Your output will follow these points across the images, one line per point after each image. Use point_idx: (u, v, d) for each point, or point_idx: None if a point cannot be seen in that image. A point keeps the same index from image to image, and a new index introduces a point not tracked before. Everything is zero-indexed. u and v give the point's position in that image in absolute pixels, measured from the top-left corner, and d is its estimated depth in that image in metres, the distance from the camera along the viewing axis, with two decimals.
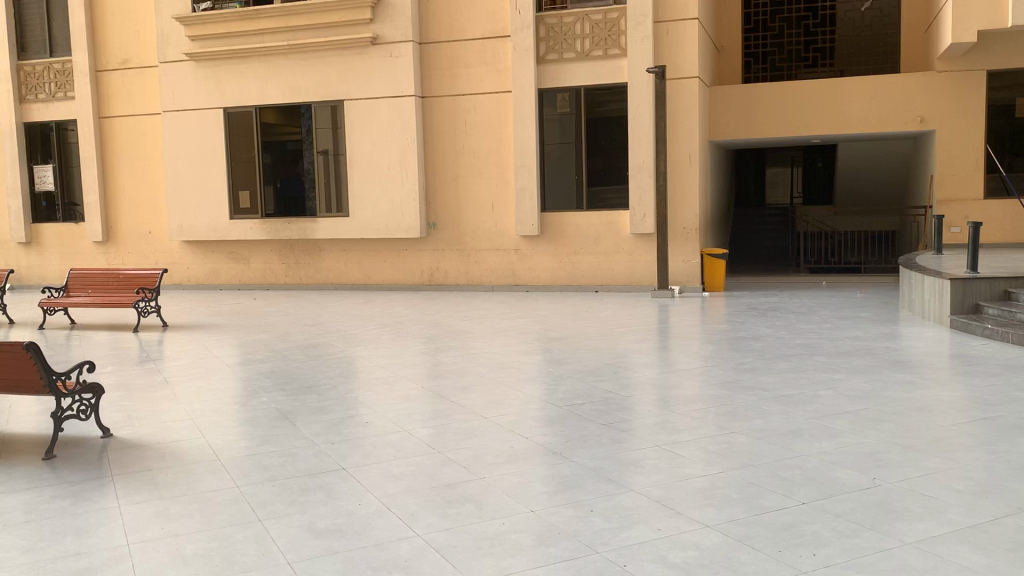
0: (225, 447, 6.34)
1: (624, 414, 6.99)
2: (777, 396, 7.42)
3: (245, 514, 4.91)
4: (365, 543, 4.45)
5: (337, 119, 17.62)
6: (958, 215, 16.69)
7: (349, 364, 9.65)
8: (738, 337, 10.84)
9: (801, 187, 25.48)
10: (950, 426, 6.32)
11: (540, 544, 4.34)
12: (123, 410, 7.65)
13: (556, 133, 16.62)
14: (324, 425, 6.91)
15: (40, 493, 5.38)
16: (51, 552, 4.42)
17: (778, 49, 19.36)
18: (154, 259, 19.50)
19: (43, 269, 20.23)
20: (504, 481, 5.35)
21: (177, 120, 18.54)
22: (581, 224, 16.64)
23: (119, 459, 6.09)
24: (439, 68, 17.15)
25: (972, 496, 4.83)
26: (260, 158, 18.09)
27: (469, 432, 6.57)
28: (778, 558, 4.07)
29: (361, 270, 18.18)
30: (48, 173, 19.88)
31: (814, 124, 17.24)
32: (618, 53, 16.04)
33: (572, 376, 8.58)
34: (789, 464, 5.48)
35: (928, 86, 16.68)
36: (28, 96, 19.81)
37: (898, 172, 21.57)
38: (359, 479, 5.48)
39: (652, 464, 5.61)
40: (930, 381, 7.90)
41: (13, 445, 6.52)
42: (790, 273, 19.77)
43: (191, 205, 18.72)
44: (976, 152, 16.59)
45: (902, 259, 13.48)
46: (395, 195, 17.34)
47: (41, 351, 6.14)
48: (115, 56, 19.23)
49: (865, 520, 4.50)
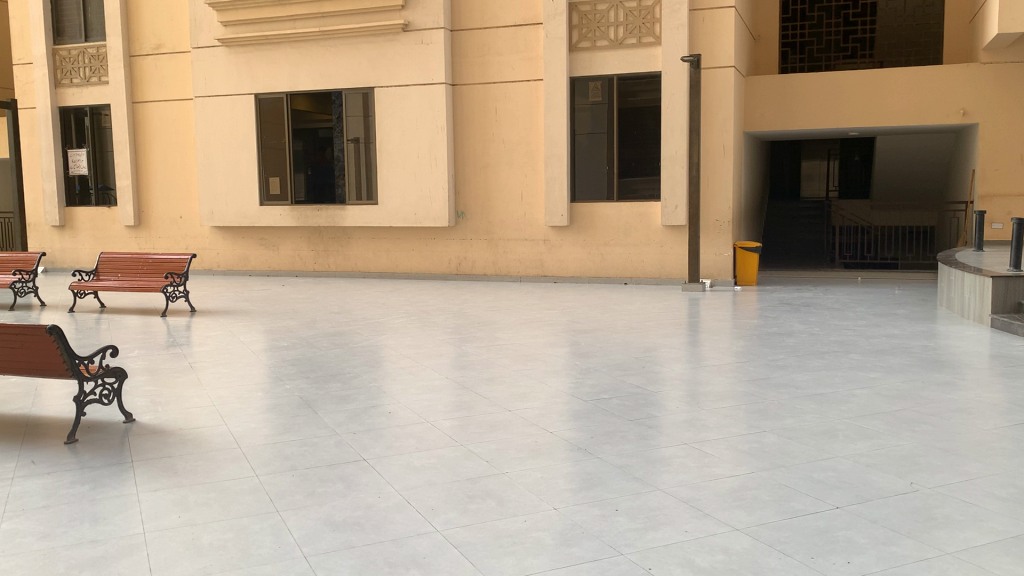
0: (246, 435, 6.28)
1: (652, 410, 6.83)
2: (810, 395, 7.22)
3: (263, 505, 4.83)
4: (383, 537, 4.34)
5: (368, 107, 17.52)
6: (1001, 211, 16.40)
7: (375, 353, 9.59)
8: (770, 332, 10.61)
9: (838, 181, 25.10)
10: (990, 430, 6.08)
11: (562, 543, 4.21)
12: (148, 394, 7.65)
13: (587, 123, 16.39)
14: (348, 415, 6.83)
15: (60, 477, 5.35)
16: (68, 539, 4.37)
17: (816, 39, 19.02)
18: (184, 245, 19.61)
19: (76, 253, 20.44)
20: (527, 476, 5.23)
21: (209, 106, 18.59)
22: (611, 216, 16.44)
23: (139, 445, 6.05)
24: (470, 56, 17.02)
25: (1015, 504, 4.62)
26: (291, 145, 18.10)
27: (493, 425, 6.44)
28: (810, 565, 3.91)
29: (389, 258, 18.13)
30: (81, 157, 20.06)
31: (852, 116, 16.84)
32: (652, 41, 15.77)
33: (599, 370, 8.42)
34: (823, 466, 5.30)
35: (973, 78, 16.22)
36: (63, 80, 19.97)
37: (939, 165, 21.08)
38: (380, 471, 5.39)
39: (680, 463, 5.44)
40: (972, 382, 7.64)
41: (38, 428, 6.52)
42: (825, 267, 19.43)
43: (221, 191, 18.78)
44: (1021, 147, 16.12)
45: (942, 255, 13.10)
46: (425, 183, 17.24)
47: (64, 334, 6.12)
48: (148, 41, 19.34)
49: (903, 527, 4.32)
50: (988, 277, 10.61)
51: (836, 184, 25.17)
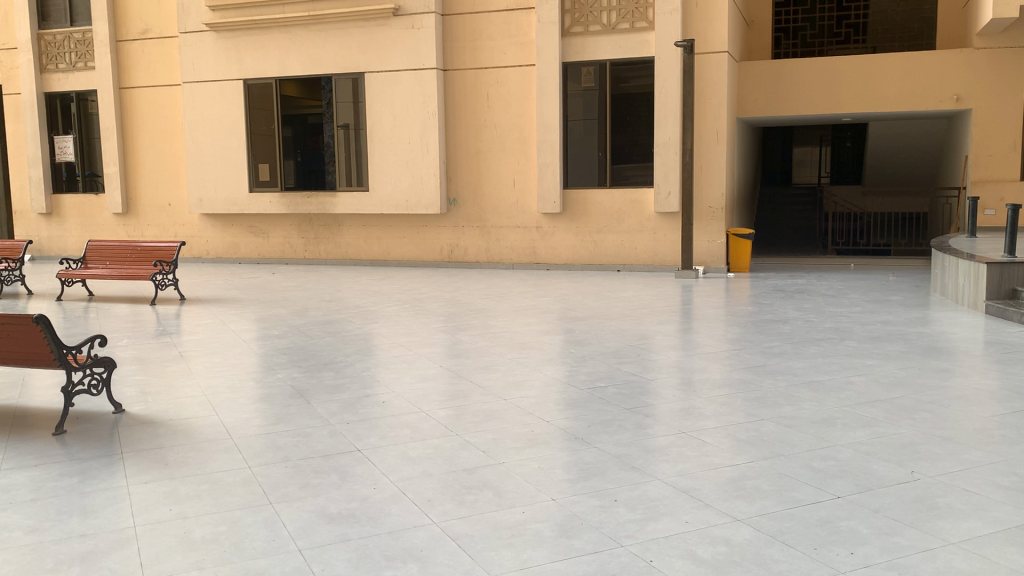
0: (238, 426, 6.18)
1: (648, 398, 6.77)
2: (806, 382, 7.18)
3: (256, 498, 4.75)
4: (379, 530, 4.27)
5: (358, 92, 17.35)
6: (994, 197, 16.37)
7: (367, 341, 9.50)
8: (765, 319, 10.56)
9: (830, 167, 25.12)
10: (988, 418, 6.04)
11: (562, 535, 4.14)
12: (138, 384, 7.55)
13: (580, 109, 16.26)
14: (341, 404, 6.75)
15: (49, 470, 5.25)
16: (56, 534, 4.28)
17: (809, 24, 18.89)
18: (173, 232, 19.42)
19: (63, 240, 20.22)
20: (524, 467, 5.16)
21: (198, 92, 18.39)
22: (604, 203, 16.35)
23: (129, 437, 5.95)
24: (461, 41, 16.85)
25: (1018, 493, 4.58)
26: (280, 132, 17.93)
27: (489, 414, 6.37)
28: (813, 557, 3.85)
29: (380, 245, 18.01)
30: (68, 144, 19.81)
31: (847, 100, 16.72)
32: (645, 26, 15.65)
33: (594, 358, 8.36)
34: (823, 455, 5.24)
35: (966, 64, 16.16)
36: (48, 66, 19.69)
37: (931, 152, 21.04)
38: (375, 462, 5.31)
39: (678, 452, 5.38)
40: (968, 368, 7.61)
41: (27, 419, 6.41)
42: (818, 254, 19.44)
43: (210, 178, 18.59)
44: (1014, 132, 16.10)
45: (936, 241, 13.07)
46: (416, 169, 17.09)
47: (51, 324, 6.00)
48: (135, 25, 19.10)
49: (905, 517, 4.27)
50: (983, 264, 10.57)
51: (829, 170, 25.20)
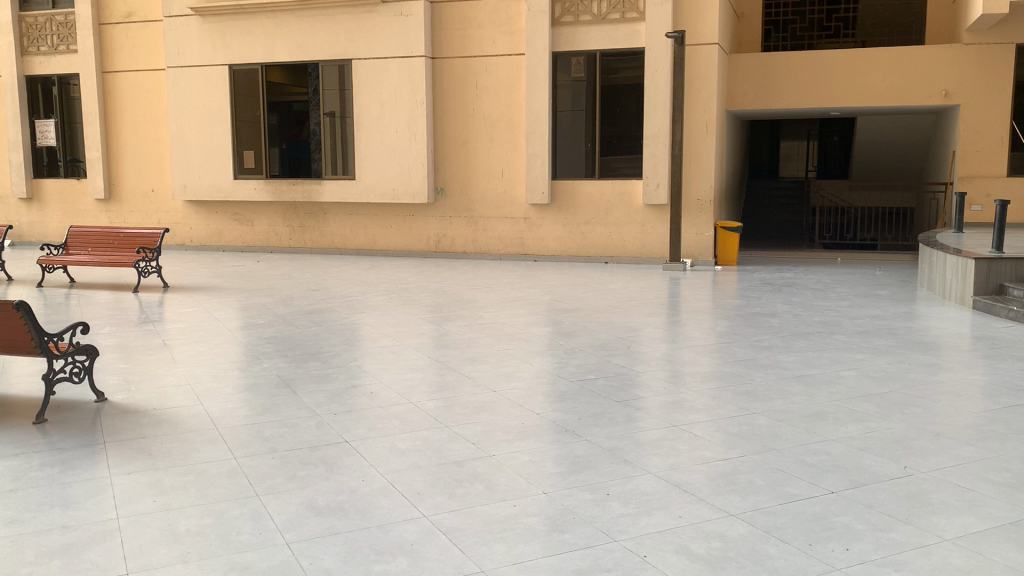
0: (224, 416, 6.08)
1: (638, 391, 6.73)
2: (797, 376, 7.17)
3: (242, 489, 4.67)
4: (368, 523, 4.19)
5: (345, 80, 17.18)
6: (980, 193, 16.37)
7: (354, 331, 9.38)
8: (753, 312, 10.56)
9: (816, 161, 25.29)
10: (979, 413, 6.03)
11: (554, 529, 4.09)
12: (121, 372, 7.41)
13: (569, 99, 16.16)
14: (328, 395, 6.64)
15: (29, 459, 5.14)
16: (36, 526, 4.17)
17: (800, 18, 18.82)
18: (157, 219, 19.19)
19: (44, 226, 19.93)
20: (514, 459, 5.10)
21: (183, 77, 18.15)
22: (593, 194, 16.28)
23: (112, 426, 5.84)
24: (451, 28, 16.72)
25: (1011, 489, 4.56)
26: (266, 119, 17.74)
27: (478, 406, 6.30)
28: (809, 553, 3.81)
29: (366, 235, 17.86)
30: (50, 128, 19.51)
31: (837, 94, 16.74)
32: (635, 17, 15.58)
33: (583, 350, 8.30)
34: (815, 450, 5.21)
35: (954, 59, 16.21)
36: (29, 48, 19.37)
37: (919, 146, 21.06)
38: (363, 454, 5.23)
39: (669, 446, 5.33)
40: (956, 363, 7.61)
41: (7, 407, 6.29)
42: (805, 248, 19.50)
43: (195, 165, 18.37)
44: (1001, 128, 16.16)
45: (924, 236, 13.08)
46: (404, 159, 16.96)
47: (32, 310, 5.86)
48: (119, 9, 18.81)
49: (900, 513, 4.24)
50: (971, 259, 10.61)
51: (815, 165, 25.38)
